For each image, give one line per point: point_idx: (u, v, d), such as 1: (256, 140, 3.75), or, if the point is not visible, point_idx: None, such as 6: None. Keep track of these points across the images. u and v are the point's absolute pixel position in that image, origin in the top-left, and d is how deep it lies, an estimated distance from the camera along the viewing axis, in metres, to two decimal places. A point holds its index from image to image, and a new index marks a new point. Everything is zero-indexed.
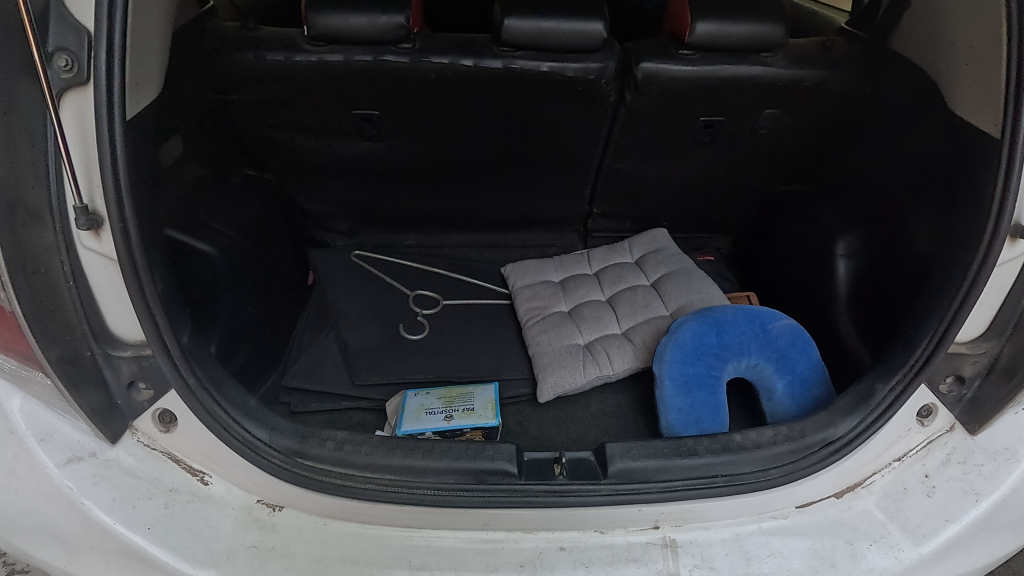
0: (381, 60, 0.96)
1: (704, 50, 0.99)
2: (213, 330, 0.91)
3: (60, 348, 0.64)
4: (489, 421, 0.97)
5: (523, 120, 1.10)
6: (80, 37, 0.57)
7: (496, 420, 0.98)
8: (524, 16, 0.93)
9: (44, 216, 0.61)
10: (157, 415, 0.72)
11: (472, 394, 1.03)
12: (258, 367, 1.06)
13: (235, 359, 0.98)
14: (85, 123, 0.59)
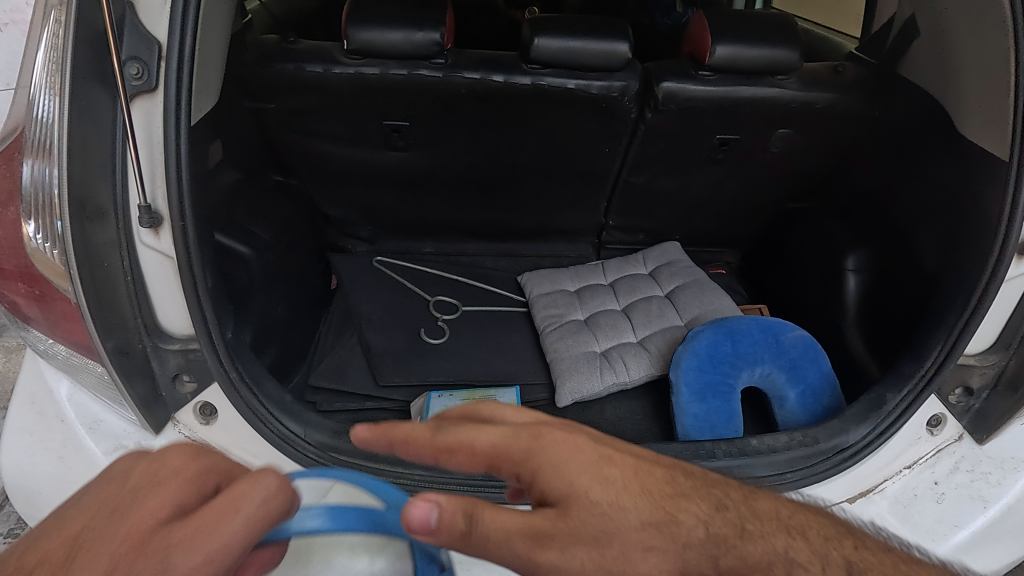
0: (415, 74, 1.01)
1: (723, 71, 1.03)
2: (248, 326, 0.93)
3: (116, 338, 0.67)
4: None
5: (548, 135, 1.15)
6: (151, 47, 0.61)
7: None
8: (553, 34, 0.98)
9: (108, 212, 0.64)
10: (198, 408, 0.75)
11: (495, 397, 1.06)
12: (286, 366, 1.09)
13: (266, 358, 1.01)
14: (152, 126, 0.63)
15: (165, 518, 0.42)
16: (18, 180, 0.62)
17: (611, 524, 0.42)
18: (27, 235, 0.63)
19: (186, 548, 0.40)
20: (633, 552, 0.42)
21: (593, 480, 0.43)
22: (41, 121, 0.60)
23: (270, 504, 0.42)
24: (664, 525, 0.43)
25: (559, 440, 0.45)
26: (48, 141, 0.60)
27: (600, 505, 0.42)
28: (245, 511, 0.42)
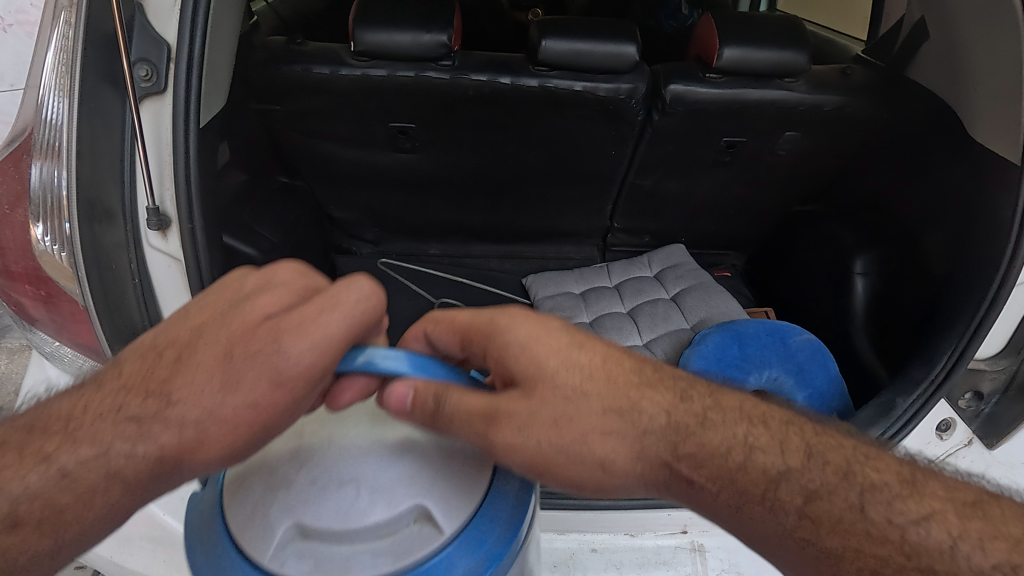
0: (422, 76, 1.00)
1: (731, 74, 1.03)
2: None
3: (124, 341, 0.67)
4: None
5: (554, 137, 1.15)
6: (160, 49, 0.61)
7: None
8: (561, 37, 0.98)
9: (117, 214, 0.64)
10: None
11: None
12: None
13: None
14: (160, 128, 0.63)
15: (272, 311, 0.48)
16: (27, 182, 0.62)
17: (570, 405, 0.49)
18: (35, 237, 0.63)
19: (296, 333, 0.45)
20: (589, 435, 0.49)
21: (559, 365, 0.49)
22: (50, 124, 0.60)
23: (366, 302, 0.46)
24: (625, 410, 0.49)
25: (530, 322, 0.51)
26: (57, 143, 0.60)
27: (563, 388, 0.49)
28: (342, 305, 0.45)
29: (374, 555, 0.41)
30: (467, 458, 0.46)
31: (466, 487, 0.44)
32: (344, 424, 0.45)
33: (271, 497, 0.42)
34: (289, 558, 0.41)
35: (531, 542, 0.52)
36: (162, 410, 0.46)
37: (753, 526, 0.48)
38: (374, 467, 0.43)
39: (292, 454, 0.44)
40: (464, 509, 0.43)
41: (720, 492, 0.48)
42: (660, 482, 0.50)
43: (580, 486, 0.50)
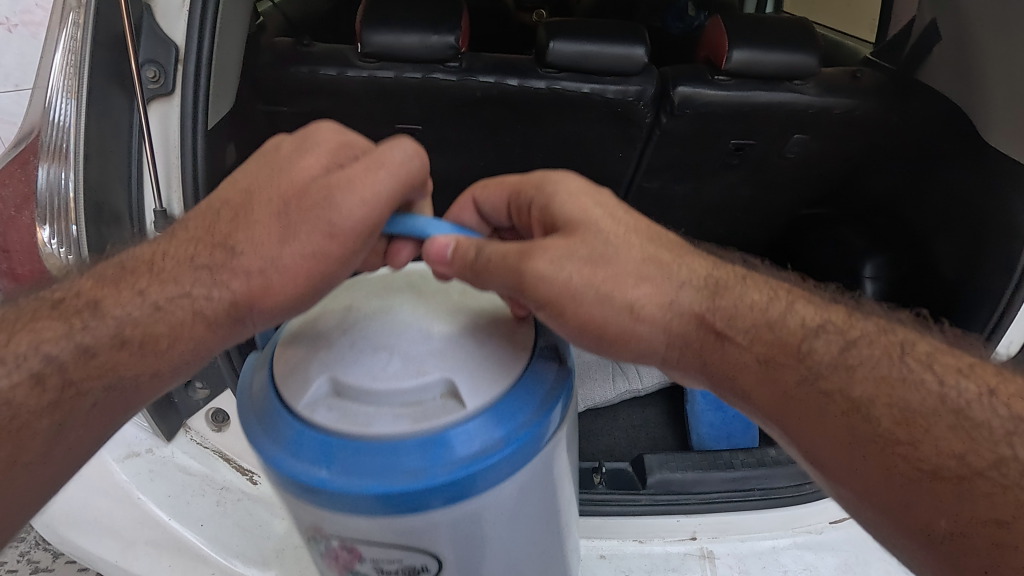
0: (429, 77, 0.99)
1: (741, 76, 1.02)
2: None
3: None
4: None
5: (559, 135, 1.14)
6: (168, 51, 0.61)
7: None
8: (570, 39, 0.97)
9: (124, 217, 0.63)
10: (211, 414, 0.75)
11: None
12: None
13: None
14: (168, 130, 0.63)
15: (320, 172, 0.54)
16: (34, 185, 0.61)
17: (612, 246, 0.53)
18: (42, 240, 0.62)
19: (346, 192, 0.51)
20: (624, 277, 0.52)
21: (604, 216, 0.54)
22: (56, 124, 0.59)
23: (410, 162, 0.52)
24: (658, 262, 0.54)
25: (581, 185, 0.56)
26: (63, 144, 0.59)
27: (604, 232, 0.53)
28: (388, 165, 0.51)
29: (397, 414, 0.44)
30: (500, 346, 0.49)
31: (493, 370, 0.47)
32: (391, 297, 0.51)
33: (314, 354, 0.48)
34: (324, 409, 0.45)
35: (567, 446, 0.53)
36: (230, 261, 0.53)
37: (776, 381, 0.49)
38: (407, 341, 0.47)
39: (340, 329, 0.49)
40: (489, 379, 0.46)
41: (751, 343, 0.51)
42: (687, 338, 0.53)
43: (604, 341, 0.54)
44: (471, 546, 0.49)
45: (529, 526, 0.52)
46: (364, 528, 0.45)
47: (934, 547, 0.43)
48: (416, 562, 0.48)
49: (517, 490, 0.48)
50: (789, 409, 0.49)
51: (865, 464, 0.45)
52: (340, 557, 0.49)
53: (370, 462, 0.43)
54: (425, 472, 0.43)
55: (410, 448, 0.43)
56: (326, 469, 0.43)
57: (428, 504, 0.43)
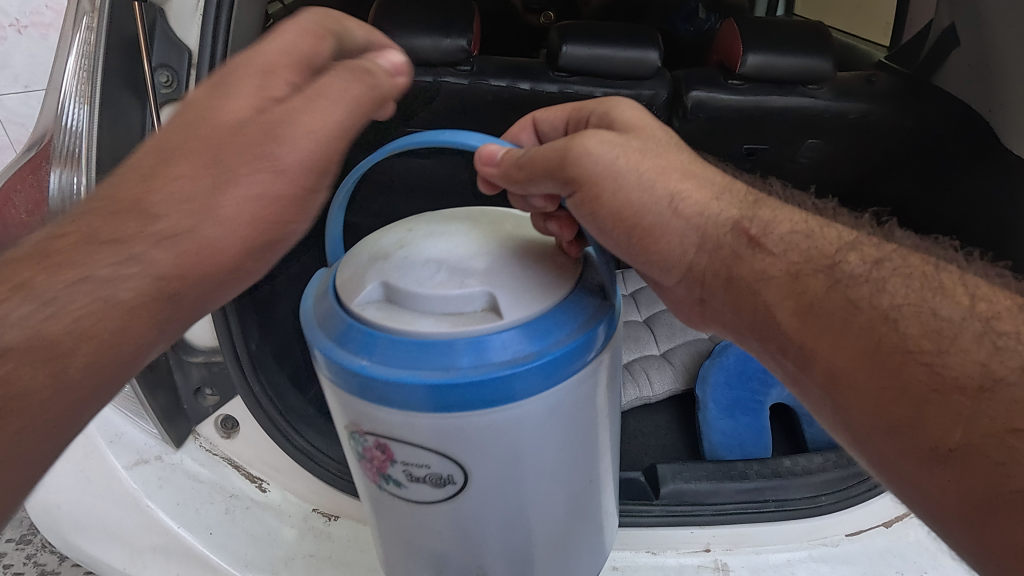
0: (440, 81, 0.99)
1: (755, 81, 1.01)
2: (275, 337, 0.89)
3: None
4: None
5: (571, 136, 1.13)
6: (181, 55, 0.60)
7: None
8: (583, 42, 0.96)
9: None
10: (219, 421, 0.75)
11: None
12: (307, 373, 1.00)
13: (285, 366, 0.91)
14: None
15: (246, 116, 0.45)
16: (45, 191, 0.61)
17: (659, 151, 0.52)
18: None
19: (296, 124, 0.45)
20: (668, 178, 0.51)
21: (656, 133, 0.54)
22: (70, 132, 0.59)
23: (351, 90, 0.46)
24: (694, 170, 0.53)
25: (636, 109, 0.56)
26: (76, 151, 0.59)
27: (653, 141, 0.53)
28: (333, 96, 0.46)
29: (437, 316, 0.45)
30: (545, 270, 0.49)
31: (534, 288, 0.47)
32: (450, 222, 0.52)
33: (371, 263, 0.49)
34: (371, 307, 0.47)
35: (605, 387, 0.51)
36: (149, 228, 0.41)
37: (802, 291, 0.45)
38: (454, 256, 0.48)
39: (394, 244, 0.51)
40: (529, 303, 0.46)
41: (784, 252, 0.47)
42: (716, 244, 0.50)
43: (632, 242, 0.52)
44: (503, 468, 0.47)
45: (565, 463, 0.50)
46: (395, 420, 0.45)
47: (954, 474, 0.36)
48: (445, 473, 0.47)
49: (552, 413, 0.47)
50: (812, 323, 0.43)
51: (890, 377, 0.39)
52: (375, 462, 0.50)
53: (408, 353, 0.44)
54: (458, 369, 0.43)
55: (445, 345, 0.44)
56: (367, 357, 0.45)
57: (459, 400, 0.43)
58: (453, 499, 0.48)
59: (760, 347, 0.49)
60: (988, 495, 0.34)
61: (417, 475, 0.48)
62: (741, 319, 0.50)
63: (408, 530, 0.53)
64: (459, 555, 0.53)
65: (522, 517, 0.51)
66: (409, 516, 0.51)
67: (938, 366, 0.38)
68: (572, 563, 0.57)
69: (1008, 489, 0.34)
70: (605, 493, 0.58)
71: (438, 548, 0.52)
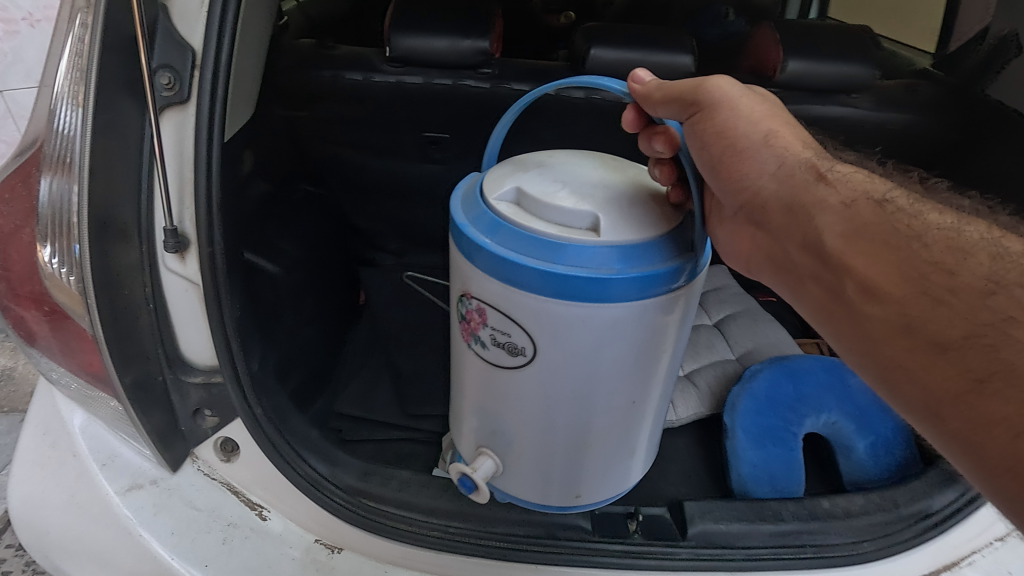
0: (460, 85, 0.94)
1: (793, 89, 0.95)
2: (280, 351, 0.86)
3: (134, 372, 0.62)
4: None
5: (593, 138, 1.08)
6: (185, 55, 0.55)
7: None
8: (611, 45, 0.90)
9: (131, 232, 0.58)
10: (219, 443, 0.70)
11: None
12: (309, 389, 0.96)
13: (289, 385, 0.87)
14: (182, 141, 0.57)
15: None
16: (35, 199, 0.57)
17: (763, 107, 0.60)
18: (42, 259, 0.58)
19: None
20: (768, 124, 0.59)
21: (769, 103, 0.62)
22: (61, 135, 0.55)
23: None
24: (793, 132, 0.60)
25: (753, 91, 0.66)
26: (70, 155, 0.54)
27: (764, 104, 0.61)
28: None
29: (551, 223, 0.55)
30: (646, 214, 0.57)
31: (633, 224, 0.55)
32: (576, 158, 0.63)
33: (515, 175, 0.61)
34: (504, 204, 0.58)
35: (675, 319, 0.59)
36: None
37: (853, 216, 0.51)
38: (579, 185, 0.58)
39: (537, 166, 0.62)
40: (625, 230, 0.54)
41: (842, 188, 0.53)
42: (790, 174, 0.56)
43: (722, 156, 0.58)
44: (567, 355, 0.57)
45: (620, 371, 0.59)
46: (492, 290, 0.56)
47: (954, 363, 0.42)
48: (519, 345, 0.58)
49: (620, 326, 0.55)
50: (858, 245, 0.50)
51: (915, 284, 0.46)
52: (469, 324, 0.62)
53: (518, 241, 0.54)
54: (554, 262, 0.53)
55: (551, 244, 0.53)
56: (488, 238, 0.56)
57: (546, 285, 0.53)
58: (522, 369, 0.59)
59: (802, 272, 0.55)
60: (980, 372, 0.41)
61: (498, 340, 0.59)
62: (787, 249, 0.56)
63: (482, 389, 0.65)
64: (515, 420, 0.65)
65: (579, 402, 0.61)
66: (487, 376, 0.63)
67: (951, 284, 0.45)
68: (604, 463, 0.67)
69: (998, 369, 0.40)
70: (647, 416, 0.66)
71: (500, 407, 0.65)
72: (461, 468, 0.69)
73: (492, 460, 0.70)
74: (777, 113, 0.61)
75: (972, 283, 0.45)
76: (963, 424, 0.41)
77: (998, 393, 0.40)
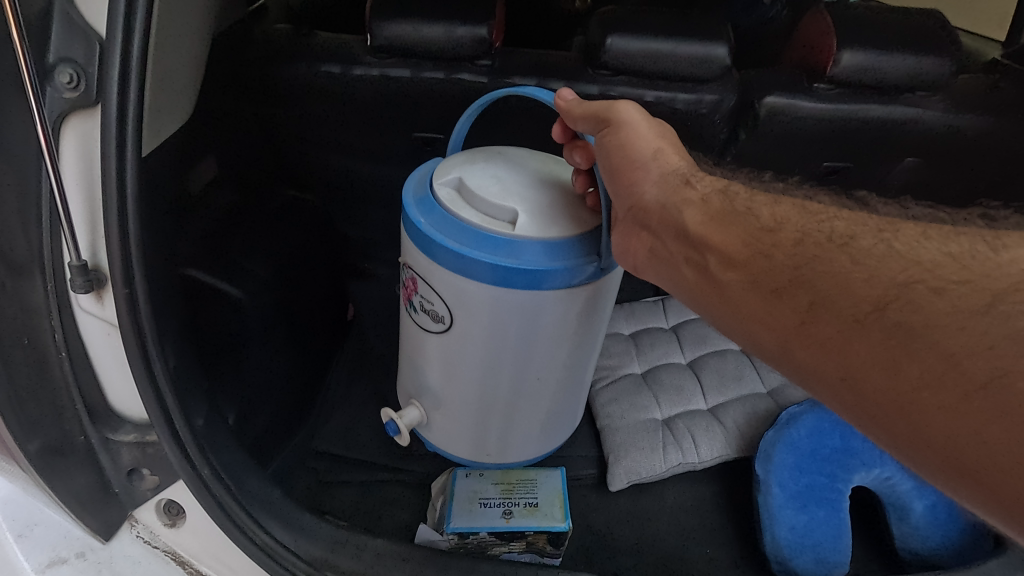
0: (453, 79, 0.80)
1: (846, 85, 0.80)
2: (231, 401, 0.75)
3: (44, 438, 0.52)
4: (557, 526, 0.75)
5: None
6: (89, 47, 0.43)
7: (565, 523, 0.76)
8: (631, 33, 0.76)
9: (33, 268, 0.48)
10: (161, 506, 0.60)
11: (535, 483, 0.80)
12: (274, 434, 0.85)
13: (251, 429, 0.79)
14: (92, 156, 0.45)
15: None
16: None
17: (653, 124, 0.59)
18: None
19: None
20: (655, 139, 0.57)
21: (665, 125, 0.61)
22: None
23: None
24: (678, 149, 0.59)
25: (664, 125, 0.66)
26: None
27: (659, 125, 0.60)
28: None
29: (478, 213, 0.61)
30: (559, 216, 0.62)
31: (548, 223, 0.61)
32: (516, 159, 0.67)
33: (463, 164, 0.66)
34: (446, 190, 0.63)
35: (578, 311, 0.65)
36: None
37: (711, 209, 0.51)
38: (512, 184, 0.63)
39: (483, 160, 0.66)
40: (538, 228, 0.60)
41: (702, 185, 0.54)
42: (669, 181, 0.55)
43: (619, 166, 0.57)
44: (478, 328, 0.65)
45: (525, 348, 0.67)
46: (420, 263, 0.64)
47: (786, 303, 0.43)
48: (441, 313, 0.66)
49: (524, 310, 0.62)
50: (714, 222, 0.49)
51: (752, 244, 0.46)
52: (410, 288, 0.71)
53: (447, 225, 0.61)
54: (468, 246, 0.59)
55: (468, 230, 0.60)
56: (426, 218, 0.63)
57: (460, 267, 0.60)
58: (446, 334, 0.68)
59: (671, 262, 0.54)
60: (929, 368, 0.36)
61: (426, 306, 0.68)
62: (662, 240, 0.54)
63: (422, 349, 0.74)
64: (446, 379, 0.73)
65: (493, 368, 0.70)
66: (423, 336, 0.72)
67: (774, 238, 0.46)
68: (518, 419, 0.76)
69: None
70: (555, 388, 0.74)
71: (434, 364, 0.73)
72: (391, 415, 0.79)
73: (419, 412, 0.80)
74: (670, 136, 0.60)
75: (853, 264, 0.41)
76: (813, 355, 0.41)
77: (838, 322, 0.40)
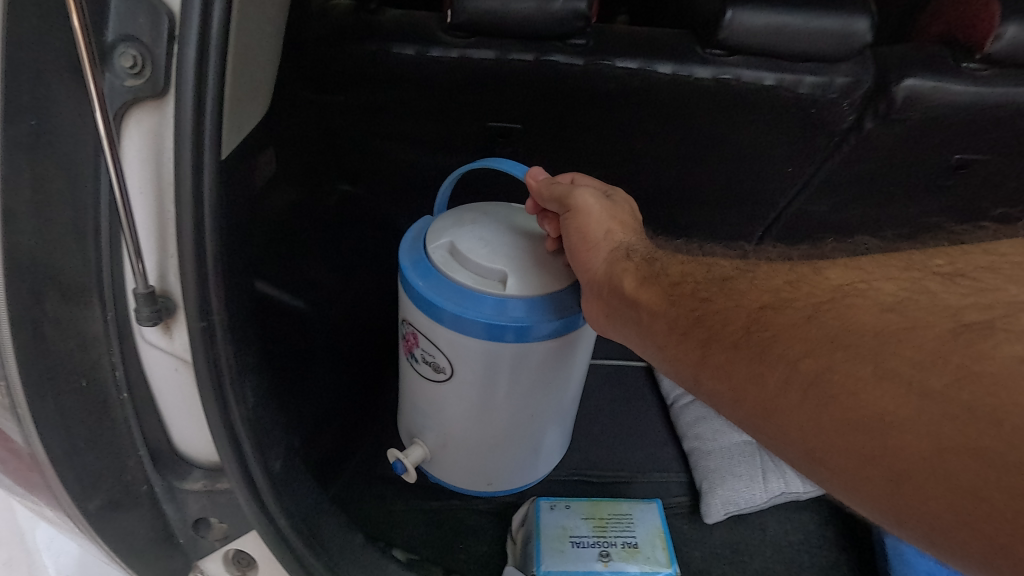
0: (544, 60, 0.70)
1: (1004, 66, 0.68)
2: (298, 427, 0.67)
3: (104, 493, 0.45)
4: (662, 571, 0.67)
5: None
6: (156, 20, 0.33)
7: (670, 567, 0.68)
8: (757, 5, 0.65)
9: (92, 299, 0.39)
10: (231, 557, 0.53)
11: (631, 519, 0.72)
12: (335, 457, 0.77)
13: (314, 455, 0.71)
14: (161, 157, 0.37)
15: None
16: None
17: (608, 200, 0.57)
18: None
19: None
20: (607, 218, 0.55)
21: (623, 198, 0.59)
22: None
23: None
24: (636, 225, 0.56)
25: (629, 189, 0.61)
26: None
27: (618, 199, 0.58)
28: None
29: (473, 275, 0.56)
30: (555, 268, 0.58)
31: (549, 276, 0.57)
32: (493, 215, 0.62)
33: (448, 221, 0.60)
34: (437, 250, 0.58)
35: (579, 355, 0.63)
36: None
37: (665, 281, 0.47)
38: (501, 242, 0.58)
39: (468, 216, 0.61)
40: (540, 284, 0.56)
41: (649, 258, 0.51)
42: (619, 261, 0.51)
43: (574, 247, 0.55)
44: (481, 382, 0.61)
45: (530, 397, 0.64)
46: (419, 322, 0.58)
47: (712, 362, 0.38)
48: (443, 368, 0.61)
49: (529, 364, 0.59)
50: (649, 286, 0.46)
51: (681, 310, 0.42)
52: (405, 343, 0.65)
53: (445, 288, 0.55)
54: (469, 309, 0.55)
55: (468, 293, 0.55)
56: (420, 281, 0.57)
57: (460, 330, 0.55)
58: (446, 389, 0.64)
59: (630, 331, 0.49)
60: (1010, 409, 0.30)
61: (426, 359, 0.62)
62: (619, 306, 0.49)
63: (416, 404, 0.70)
64: (443, 434, 0.69)
65: (495, 420, 0.66)
66: (419, 389, 0.68)
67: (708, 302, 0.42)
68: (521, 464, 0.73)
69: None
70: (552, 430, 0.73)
71: (433, 419, 0.69)
72: (397, 451, 0.70)
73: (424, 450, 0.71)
74: (630, 211, 0.57)
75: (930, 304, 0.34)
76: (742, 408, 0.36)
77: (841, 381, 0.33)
